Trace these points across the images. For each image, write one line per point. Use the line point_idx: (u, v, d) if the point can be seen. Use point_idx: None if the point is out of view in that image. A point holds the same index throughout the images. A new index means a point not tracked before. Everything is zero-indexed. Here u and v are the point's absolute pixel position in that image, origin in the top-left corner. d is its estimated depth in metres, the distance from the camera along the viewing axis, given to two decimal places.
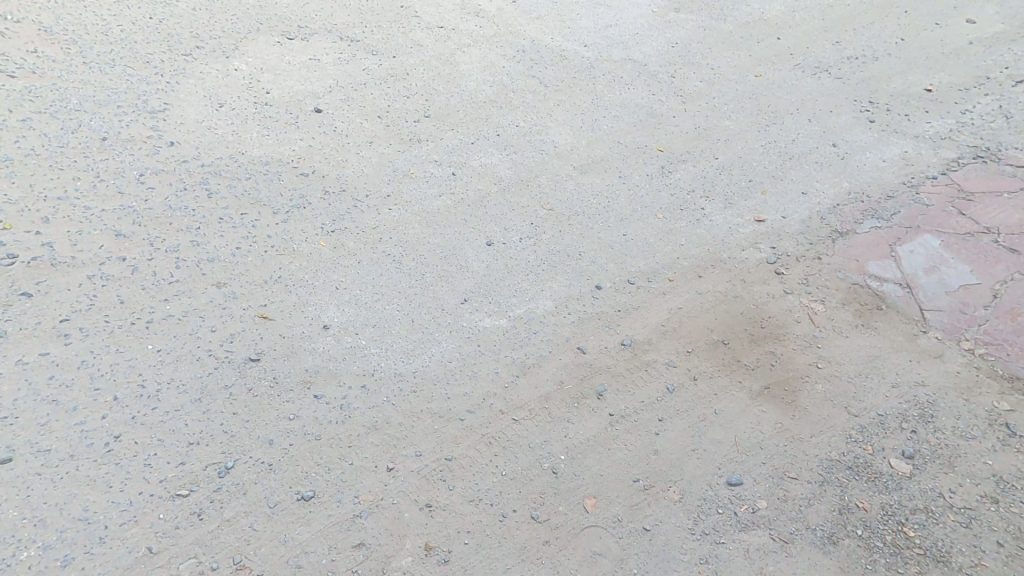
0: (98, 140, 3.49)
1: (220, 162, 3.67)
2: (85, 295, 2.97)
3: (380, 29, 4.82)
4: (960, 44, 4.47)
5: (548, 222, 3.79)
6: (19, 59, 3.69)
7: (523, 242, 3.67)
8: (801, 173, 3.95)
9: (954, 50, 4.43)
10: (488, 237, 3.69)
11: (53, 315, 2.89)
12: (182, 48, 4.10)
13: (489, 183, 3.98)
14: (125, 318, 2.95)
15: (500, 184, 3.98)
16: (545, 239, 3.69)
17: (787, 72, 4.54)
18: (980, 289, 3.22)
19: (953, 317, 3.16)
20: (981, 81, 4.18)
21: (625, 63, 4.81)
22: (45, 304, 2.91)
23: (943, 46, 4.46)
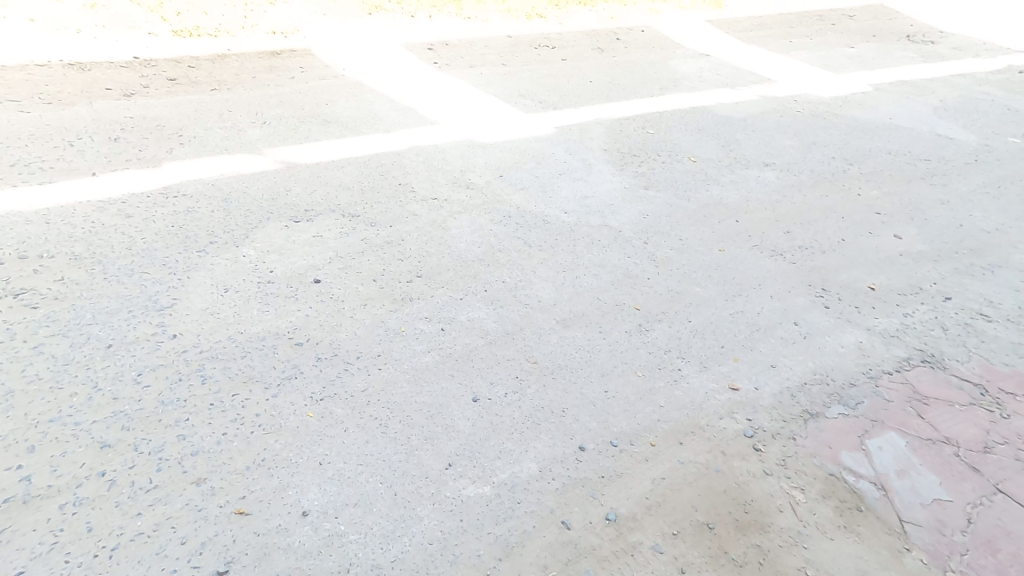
0: (103, 347, 3.73)
1: (218, 345, 3.90)
2: (50, 532, 2.91)
3: (377, 205, 5.28)
4: (891, 254, 4.88)
5: (534, 375, 3.97)
6: (44, 290, 3.98)
7: (507, 396, 3.83)
8: (769, 346, 4.17)
9: (887, 258, 4.84)
10: (474, 393, 3.84)
11: (8, 569, 2.76)
12: (198, 246, 4.52)
13: (477, 337, 4.22)
14: (88, 551, 2.86)
15: (487, 337, 4.22)
16: (529, 393, 3.85)
17: (747, 250, 4.96)
18: (953, 507, 3.25)
19: (931, 534, 3.15)
20: (917, 290, 4.54)
21: (603, 229, 5.26)
22: (5, 555, 2.80)
23: (875, 253, 4.88)
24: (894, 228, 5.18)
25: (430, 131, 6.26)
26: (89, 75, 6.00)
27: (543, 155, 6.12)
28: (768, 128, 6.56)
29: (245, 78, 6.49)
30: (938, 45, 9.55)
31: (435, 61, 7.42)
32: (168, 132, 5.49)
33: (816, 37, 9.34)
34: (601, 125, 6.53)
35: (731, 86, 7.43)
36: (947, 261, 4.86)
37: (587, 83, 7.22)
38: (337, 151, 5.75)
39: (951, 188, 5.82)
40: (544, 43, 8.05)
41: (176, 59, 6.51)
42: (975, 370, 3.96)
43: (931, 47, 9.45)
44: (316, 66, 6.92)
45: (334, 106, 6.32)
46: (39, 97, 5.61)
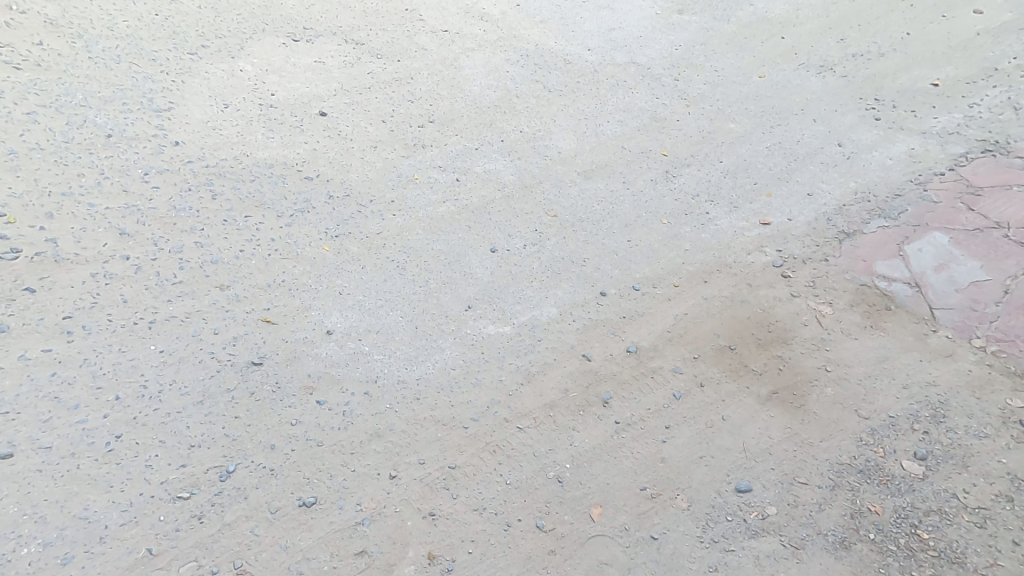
0: (103, 136, 3.49)
1: (225, 163, 3.66)
2: (88, 292, 2.96)
3: (383, 33, 4.78)
4: (966, 37, 4.42)
5: (553, 229, 3.70)
6: (24, 51, 3.64)
7: (526, 249, 3.59)
8: (808, 175, 3.89)
9: (962, 43, 4.38)
10: (492, 244, 3.61)
11: (57, 312, 2.87)
12: (189, 46, 4.11)
13: (493, 190, 3.91)
14: (129, 317, 2.93)
15: (503, 191, 3.91)
16: (548, 245, 3.61)
17: (789, 73, 4.51)
18: (990, 285, 3.17)
19: (963, 313, 3.10)
20: (989, 72, 4.14)
21: (629, 66, 4.77)
22: (49, 300, 2.89)
23: (947, 39, 4.43)
24: (974, 4, 4.66)
25: None
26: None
27: None
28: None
29: None
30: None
31: None
32: None
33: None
34: None
35: None
36: None
37: None
38: None
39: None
40: None
41: None
42: None
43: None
44: None
45: None
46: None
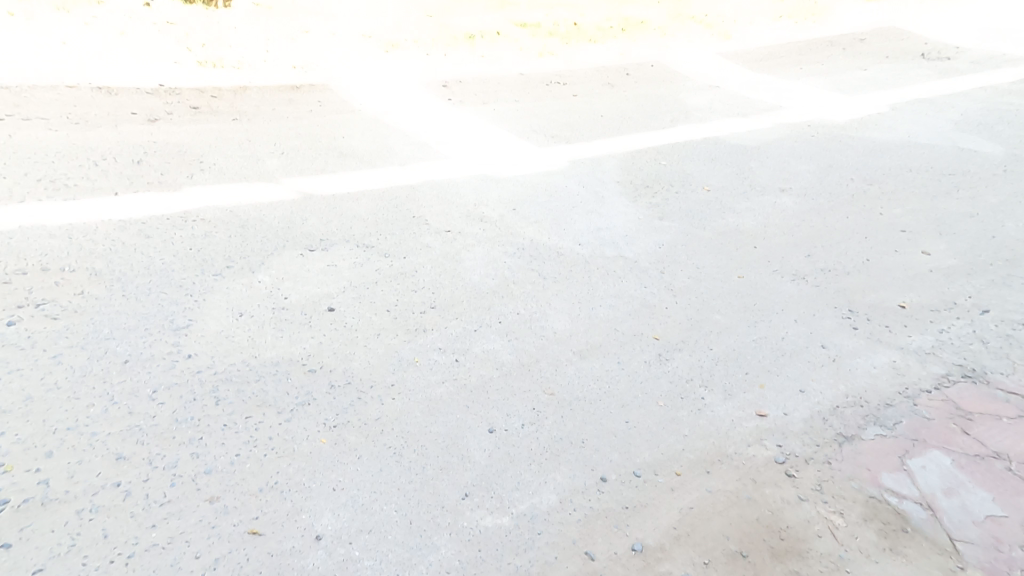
0: (119, 362, 3.29)
1: (233, 368, 3.44)
2: (68, 534, 2.59)
3: (391, 236, 4.70)
4: (920, 271, 4.52)
5: (551, 407, 3.55)
6: (65, 301, 3.51)
7: (525, 428, 3.41)
8: (796, 370, 3.87)
9: (917, 275, 4.49)
10: (490, 423, 3.42)
11: (29, 563, 2.49)
12: (215, 268, 4.01)
13: (491, 369, 3.76)
14: (104, 557, 2.55)
15: (501, 369, 3.77)
16: (547, 424, 3.45)
17: (764, 275, 4.62)
18: (1009, 523, 3.01)
19: (987, 552, 2.90)
20: (950, 303, 4.24)
21: (617, 259, 4.80)
22: (23, 554, 2.51)
23: (909, 267, 4.55)
24: (920, 244, 4.78)
25: (438, 167, 5.53)
26: (114, 100, 5.09)
27: (554, 189, 5.51)
28: (792, 149, 5.97)
29: (264, 109, 5.55)
30: (955, 61, 7.94)
31: (449, 97, 6.40)
32: (188, 155, 4.77)
33: (827, 61, 7.80)
34: (613, 158, 5.93)
35: (743, 116, 6.48)
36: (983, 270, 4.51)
37: (597, 119, 6.41)
38: (358, 181, 5.14)
39: (980, 200, 5.25)
40: (556, 79, 6.94)
41: (199, 87, 5.51)
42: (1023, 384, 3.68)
43: (947, 63, 7.89)
44: (335, 100, 5.94)
45: (349, 137, 5.56)
46: (65, 116, 4.79)
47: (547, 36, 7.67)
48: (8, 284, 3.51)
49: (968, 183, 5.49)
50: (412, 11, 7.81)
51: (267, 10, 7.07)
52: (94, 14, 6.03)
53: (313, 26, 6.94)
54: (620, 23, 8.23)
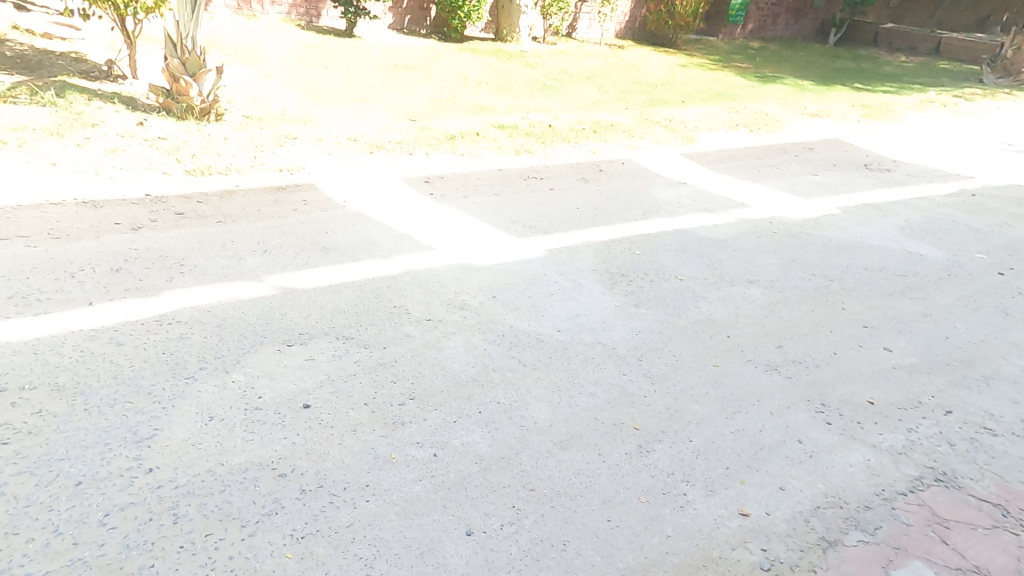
0: (71, 485, 3.14)
1: (197, 479, 3.31)
2: None
3: (372, 326, 4.73)
4: (883, 369, 4.58)
5: (531, 504, 3.45)
6: (19, 423, 3.40)
7: (504, 528, 3.29)
8: (775, 465, 3.81)
9: (881, 371, 4.55)
10: (468, 524, 3.30)
11: None
12: (187, 371, 3.98)
13: (471, 463, 3.68)
14: None
15: (481, 463, 3.68)
16: (527, 524, 3.33)
17: (739, 364, 4.66)
18: None
19: None
20: (915, 404, 4.26)
21: (595, 345, 4.85)
22: None
23: (871, 365, 4.61)
24: (881, 340, 4.89)
25: (423, 257, 5.69)
26: (99, 213, 5.26)
27: (534, 276, 5.65)
28: (754, 241, 6.23)
29: (250, 211, 5.75)
30: (894, 173, 8.46)
31: (431, 192, 6.72)
32: (169, 260, 4.88)
33: (781, 166, 8.35)
34: (589, 247, 6.14)
35: (709, 212, 6.81)
36: (941, 369, 4.60)
37: (572, 212, 6.70)
38: (341, 272, 5.26)
39: (931, 302, 5.42)
40: (532, 174, 7.32)
41: (186, 194, 5.74)
42: (994, 491, 3.63)
43: (887, 173, 8.41)
44: (320, 198, 6.19)
45: (332, 233, 5.74)
46: (47, 232, 4.91)
47: (524, 136, 8.18)
48: None
49: (917, 285, 5.67)
50: (397, 116, 8.35)
51: (258, 121, 7.51)
52: (88, 134, 6.37)
53: (301, 133, 7.36)
54: (591, 126, 8.83)
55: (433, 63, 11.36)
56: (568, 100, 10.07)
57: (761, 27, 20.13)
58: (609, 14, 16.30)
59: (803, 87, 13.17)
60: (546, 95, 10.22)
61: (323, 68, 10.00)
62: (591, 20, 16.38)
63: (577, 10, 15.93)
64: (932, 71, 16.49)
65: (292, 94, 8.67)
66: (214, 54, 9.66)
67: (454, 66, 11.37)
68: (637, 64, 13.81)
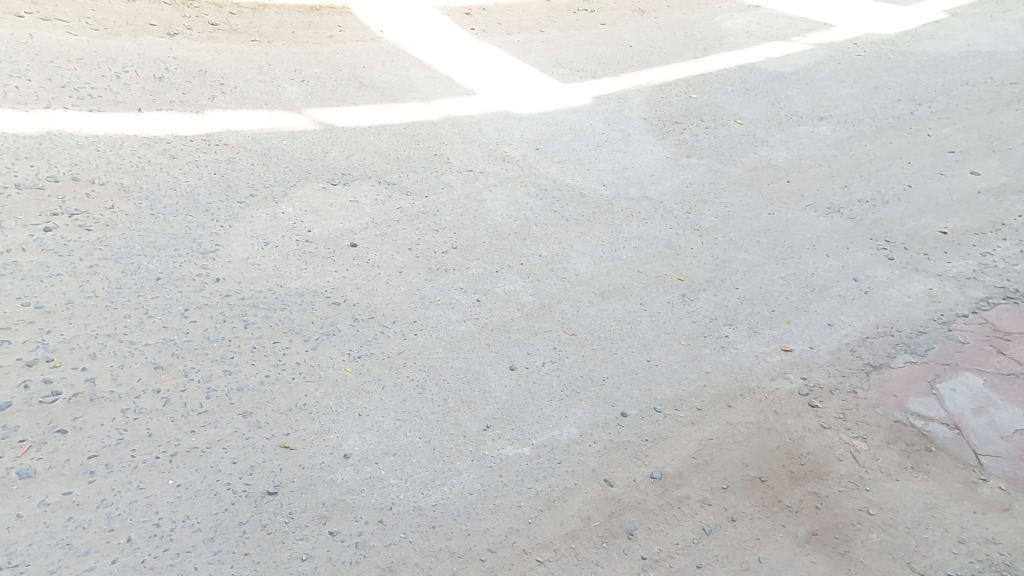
0: (152, 279, 3.33)
1: (260, 295, 3.44)
2: (116, 428, 2.71)
3: (413, 173, 4.54)
4: (968, 194, 4.34)
5: (571, 348, 3.47)
6: (97, 214, 3.52)
7: (545, 366, 3.35)
8: (825, 305, 3.74)
9: (964, 198, 4.31)
10: (511, 360, 3.37)
11: (83, 450, 2.62)
12: (238, 196, 3.97)
13: (513, 310, 3.67)
14: (151, 452, 2.67)
15: (522, 310, 3.67)
16: (568, 364, 3.38)
17: (798, 212, 4.41)
18: None
19: (1014, 464, 2.91)
20: (997, 225, 4.09)
21: (642, 200, 4.57)
22: (78, 441, 2.64)
23: (960, 191, 4.36)
24: (969, 165, 4.57)
25: (463, 102, 5.33)
26: (133, 8, 5.01)
27: (580, 128, 5.26)
28: (839, 67, 5.69)
29: (284, 31, 5.42)
30: None
31: (472, 26, 6.16)
32: (209, 76, 4.71)
33: None
34: (640, 93, 5.65)
35: (784, 40, 6.14)
36: None
37: (626, 50, 6.11)
38: (378, 112, 5.00)
39: None
40: (582, 7, 6.62)
41: (217, 1, 5.39)
42: None
43: None
44: (356, 26, 5.76)
45: (369, 68, 5.39)
46: (85, 20, 4.74)
47: None
48: (42, 192, 3.52)
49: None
50: None
51: None
52: None
53: None
54: None
55: None
56: None
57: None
58: None
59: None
60: None
61: None
62: None
63: None
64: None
65: None
66: None
67: None
68: None
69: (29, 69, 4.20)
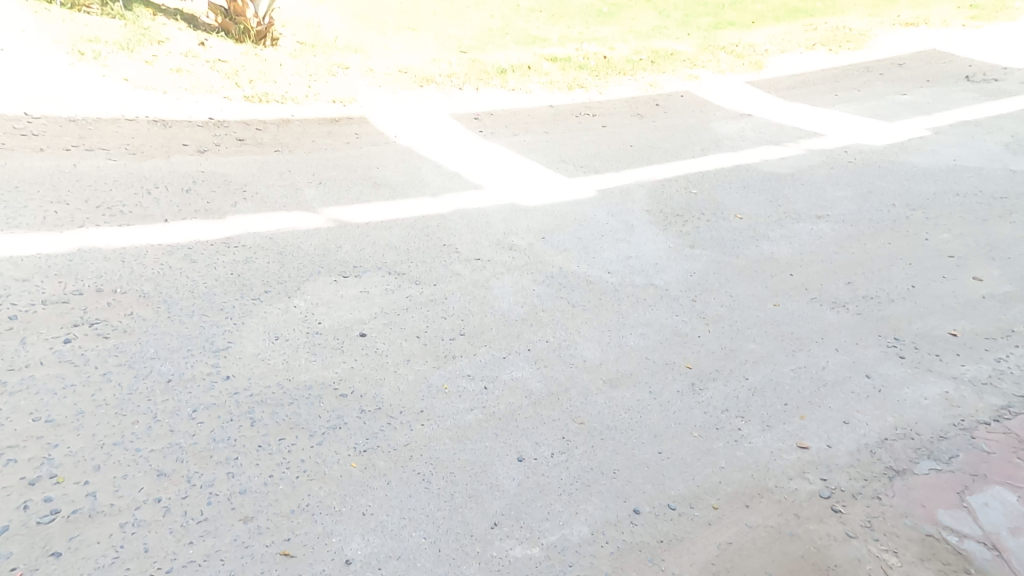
0: (163, 382, 3.33)
1: (268, 390, 3.43)
2: (111, 546, 2.60)
3: (423, 263, 4.65)
4: (973, 298, 4.38)
5: (581, 437, 3.39)
6: (116, 321, 3.60)
7: (554, 457, 3.26)
8: (839, 401, 3.68)
9: (968, 301, 4.35)
10: (519, 451, 3.28)
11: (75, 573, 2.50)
12: (253, 292, 4.07)
13: (520, 397, 3.62)
14: (145, 570, 2.55)
15: (530, 398, 3.62)
16: (577, 454, 3.28)
17: (803, 303, 4.45)
18: None
19: None
20: (1006, 331, 4.09)
21: (647, 288, 4.63)
22: (72, 563, 2.53)
23: (965, 295, 4.41)
24: (970, 270, 4.65)
25: (472, 196, 5.56)
26: (168, 132, 5.39)
27: (584, 218, 5.44)
28: (831, 171, 5.96)
29: (305, 141, 5.78)
30: (1002, 86, 7.90)
31: (480, 129, 6.57)
32: (233, 185, 4.98)
33: (863, 89, 7.81)
34: (642, 187, 5.89)
35: (776, 144, 6.49)
36: None
37: (626, 149, 6.45)
38: (391, 208, 5.20)
39: None
40: (584, 111, 7.07)
41: (246, 120, 5.81)
42: None
43: (992, 89, 7.82)
44: (372, 132, 6.16)
45: (383, 169, 5.68)
46: (124, 147, 5.08)
47: (577, 69, 7.87)
48: (65, 304, 3.62)
49: (1019, 207, 5.41)
50: (446, 48, 8.13)
51: (311, 47, 7.44)
52: (155, 51, 6.42)
53: (353, 62, 7.28)
54: (649, 56, 8.41)
55: None
56: (625, 28, 9.54)
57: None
58: None
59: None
60: (601, 23, 9.69)
61: None
62: None
63: None
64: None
65: (343, 21, 8.52)
66: None
67: None
68: None
69: (68, 194, 4.44)
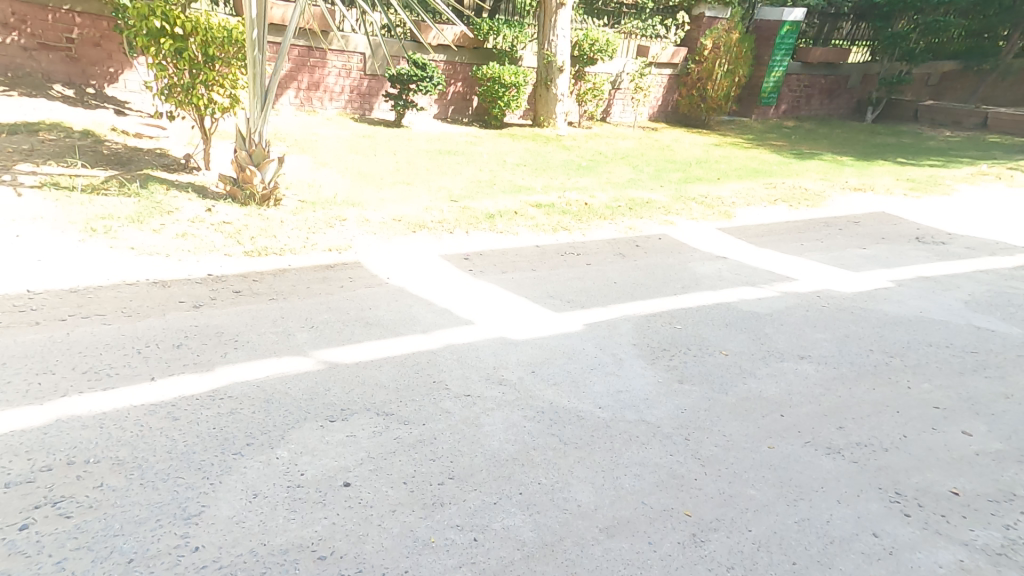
0: (123, 562, 3.08)
1: (239, 560, 3.17)
2: None
3: (412, 401, 4.59)
4: (967, 454, 4.30)
5: None
6: (82, 496, 3.43)
7: None
8: (850, 562, 3.41)
9: (963, 457, 4.27)
10: None
11: None
12: (234, 445, 3.94)
13: (513, 549, 3.37)
14: None
15: (523, 550, 3.37)
16: None
17: (799, 447, 4.33)
18: None
19: None
20: (1008, 494, 3.96)
21: (639, 423, 4.54)
22: None
23: (959, 450, 4.33)
24: (959, 423, 4.63)
25: (461, 331, 5.64)
26: (167, 291, 5.61)
27: (573, 351, 5.48)
28: (808, 314, 6.16)
29: (300, 288, 6.01)
30: (951, 245, 8.45)
31: (470, 268, 6.87)
32: (224, 336, 5.07)
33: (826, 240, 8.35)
34: (628, 321, 6.03)
35: (752, 285, 6.78)
36: None
37: (611, 284, 6.71)
38: (382, 347, 5.25)
39: (1011, 380, 5.21)
40: (569, 250, 7.48)
41: (244, 273, 6.11)
42: None
43: (943, 246, 8.38)
44: (365, 275, 6.43)
45: (375, 309, 5.84)
46: (121, 310, 5.23)
47: (561, 214, 8.47)
48: (31, 483, 3.47)
49: (992, 361, 5.50)
50: (439, 197, 8.81)
51: (312, 204, 8.04)
52: (163, 221, 6.89)
53: (351, 214, 7.83)
54: (627, 203, 9.11)
55: (475, 148, 12.06)
56: (603, 179, 10.46)
57: (794, 108, 19.42)
58: (642, 99, 16.55)
59: (843, 162, 13.40)
60: (581, 175, 10.64)
61: (374, 155, 10.76)
62: (624, 104, 16.83)
63: (610, 97, 16.43)
64: (979, 144, 15.98)
65: (344, 179, 9.32)
66: (276, 146, 10.33)
67: (494, 149, 12.08)
68: (670, 145, 14.28)
69: (55, 363, 4.48)
